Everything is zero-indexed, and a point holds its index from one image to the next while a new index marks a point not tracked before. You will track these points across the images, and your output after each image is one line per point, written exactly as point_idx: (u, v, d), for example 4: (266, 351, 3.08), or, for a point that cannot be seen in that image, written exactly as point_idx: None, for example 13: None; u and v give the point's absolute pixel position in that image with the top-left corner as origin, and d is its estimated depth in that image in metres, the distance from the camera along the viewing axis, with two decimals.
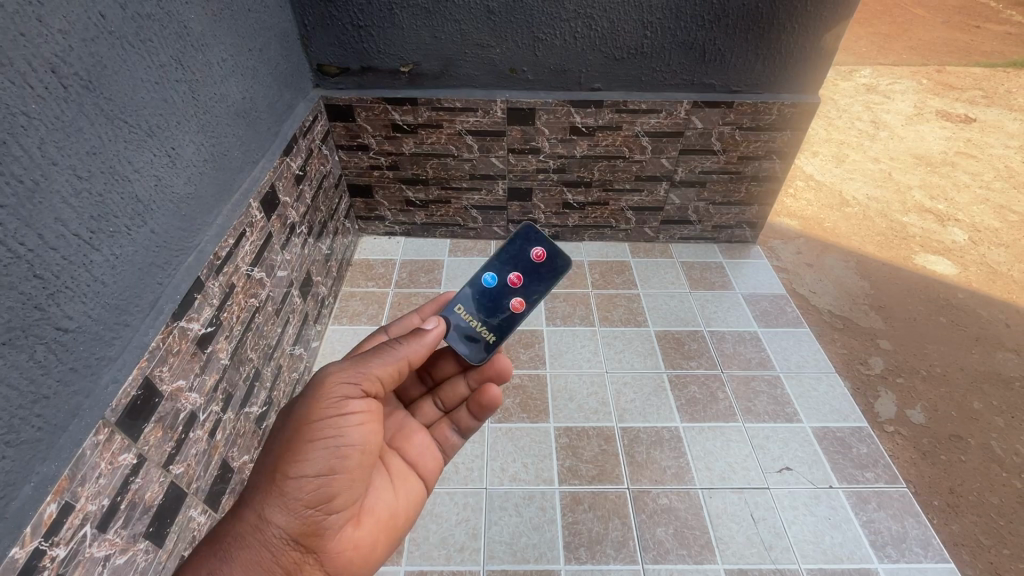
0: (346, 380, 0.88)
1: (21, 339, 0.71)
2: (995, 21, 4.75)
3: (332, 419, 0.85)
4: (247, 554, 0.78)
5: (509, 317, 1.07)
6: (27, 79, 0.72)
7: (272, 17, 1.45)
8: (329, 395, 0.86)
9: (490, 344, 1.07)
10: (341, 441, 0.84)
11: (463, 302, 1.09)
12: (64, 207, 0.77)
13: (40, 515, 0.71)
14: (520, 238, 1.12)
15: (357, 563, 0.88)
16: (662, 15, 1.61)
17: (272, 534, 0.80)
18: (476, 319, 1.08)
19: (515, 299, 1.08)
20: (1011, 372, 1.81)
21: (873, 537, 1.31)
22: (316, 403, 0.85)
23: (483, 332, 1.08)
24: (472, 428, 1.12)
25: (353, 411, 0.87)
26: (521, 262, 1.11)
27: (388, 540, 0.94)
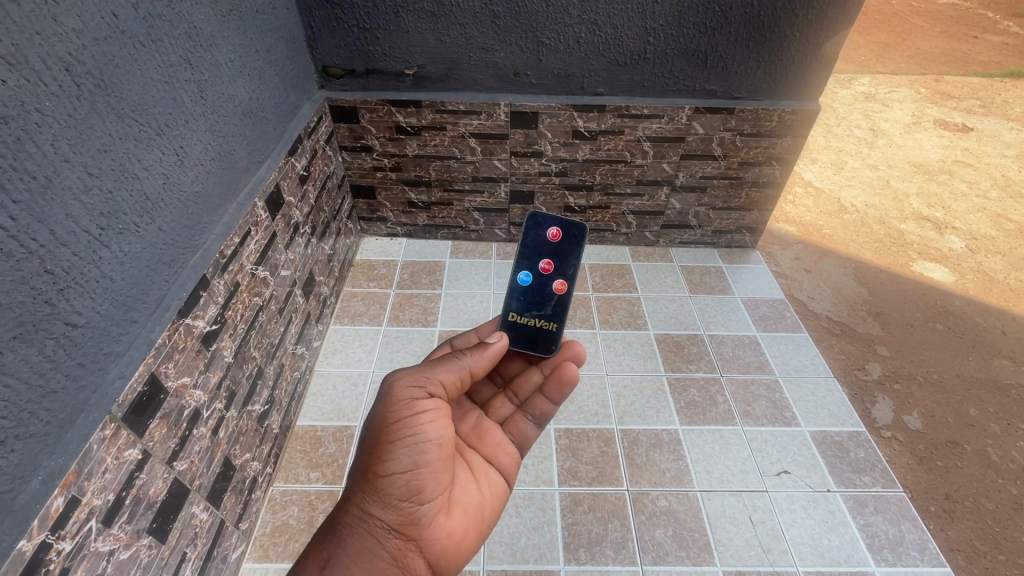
0: (417, 384, 0.93)
1: (32, 333, 0.71)
2: (992, 31, 4.81)
3: (413, 418, 0.89)
4: (357, 546, 0.83)
5: (559, 302, 1.11)
6: (41, 76, 0.73)
7: (279, 18, 1.46)
8: (405, 397, 0.91)
9: (554, 331, 1.12)
10: (422, 438, 0.89)
11: (512, 308, 1.12)
12: (75, 203, 0.78)
13: (47, 509, 0.72)
14: (534, 227, 1.12)
15: (454, 551, 0.91)
16: (664, 21, 1.62)
17: (377, 526, 0.85)
18: (531, 318, 1.12)
19: (556, 283, 1.11)
20: (1007, 379, 1.82)
21: (870, 540, 1.32)
22: (393, 405, 0.90)
23: (544, 325, 1.12)
24: (549, 414, 1.12)
25: (430, 411, 0.91)
26: (543, 250, 1.12)
27: (479, 528, 0.96)
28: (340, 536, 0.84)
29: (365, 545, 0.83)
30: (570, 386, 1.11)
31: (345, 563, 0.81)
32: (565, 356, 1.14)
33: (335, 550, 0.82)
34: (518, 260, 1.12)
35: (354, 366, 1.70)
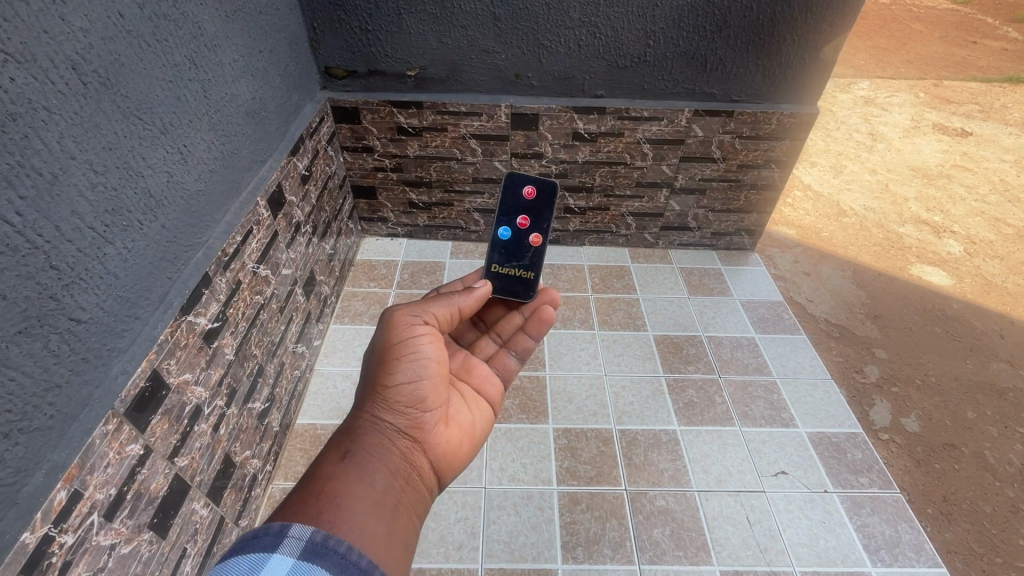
0: (417, 313, 0.96)
1: (37, 328, 0.72)
2: (991, 36, 4.82)
3: (415, 338, 0.91)
4: (367, 447, 0.78)
5: (536, 253, 1.17)
6: (48, 75, 0.74)
7: (282, 19, 1.47)
8: (405, 323, 0.93)
9: (532, 279, 1.18)
10: (427, 353, 0.91)
11: (493, 259, 1.19)
12: (80, 200, 0.79)
13: (50, 502, 0.73)
14: (511, 184, 1.17)
15: (451, 463, 0.90)
16: (664, 24, 1.64)
17: (388, 427, 0.82)
18: (511, 267, 1.18)
19: (532, 236, 1.17)
20: (1005, 382, 1.83)
21: (867, 541, 1.33)
22: (395, 329, 0.91)
23: (522, 275, 1.18)
24: (530, 349, 1.17)
25: (430, 335, 0.93)
26: (520, 205, 1.18)
27: (472, 446, 0.96)
28: (350, 436, 0.79)
29: (378, 444, 0.79)
30: (548, 326, 1.17)
31: (360, 459, 0.75)
32: (542, 302, 1.20)
33: (345, 448, 0.76)
34: (499, 215, 1.18)
35: (354, 365, 1.71)
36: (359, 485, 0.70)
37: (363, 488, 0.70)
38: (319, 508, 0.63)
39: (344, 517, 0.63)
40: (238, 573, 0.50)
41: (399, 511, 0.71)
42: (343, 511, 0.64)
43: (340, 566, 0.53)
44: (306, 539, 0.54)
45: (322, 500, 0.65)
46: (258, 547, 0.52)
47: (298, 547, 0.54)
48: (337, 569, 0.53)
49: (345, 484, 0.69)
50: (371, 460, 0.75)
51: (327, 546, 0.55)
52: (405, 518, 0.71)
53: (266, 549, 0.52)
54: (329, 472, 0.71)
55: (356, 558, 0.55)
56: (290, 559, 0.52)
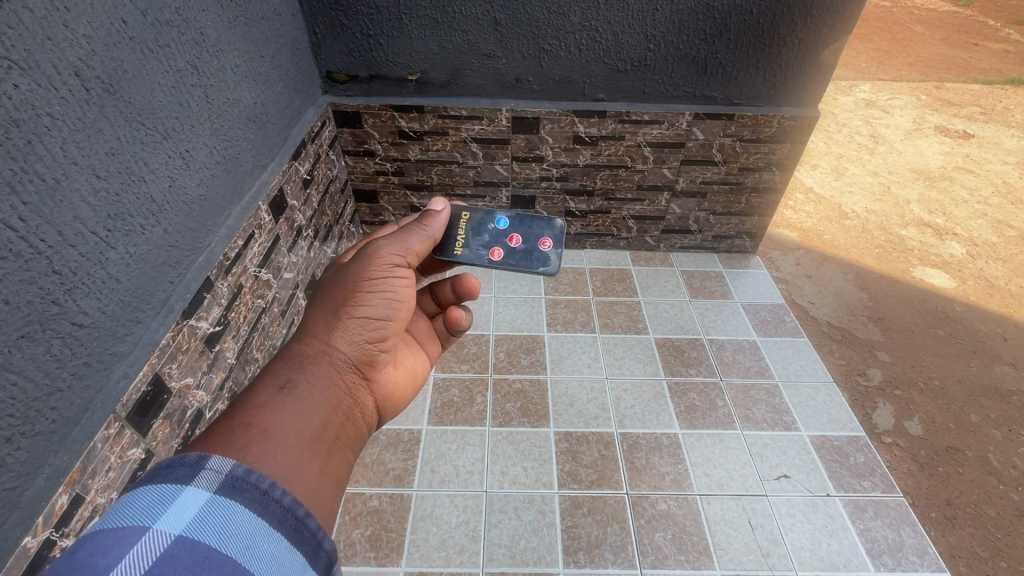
0: (398, 253, 0.89)
1: (39, 333, 0.73)
2: (992, 39, 4.82)
3: (390, 280, 0.86)
4: (317, 376, 0.74)
5: (484, 254, 1.07)
6: (52, 81, 0.74)
7: (284, 25, 1.48)
8: (384, 261, 0.87)
9: (456, 256, 1.07)
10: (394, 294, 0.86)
11: (471, 213, 1.11)
12: (83, 205, 0.79)
13: (51, 506, 0.73)
14: (553, 224, 1.12)
15: (391, 403, 0.89)
16: (664, 28, 1.64)
17: (337, 362, 0.77)
18: (462, 232, 1.09)
19: (498, 248, 1.09)
20: (1008, 386, 1.82)
21: (869, 545, 1.32)
22: (372, 266, 0.85)
23: (457, 243, 1.08)
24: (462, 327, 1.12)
25: (405, 279, 0.88)
26: (528, 232, 1.11)
27: (411, 391, 0.97)
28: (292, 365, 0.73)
29: (324, 377, 0.74)
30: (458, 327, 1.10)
31: (301, 389, 0.70)
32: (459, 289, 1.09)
33: (284, 376, 0.71)
34: (517, 214, 1.13)
35: None
36: (296, 418, 0.65)
37: (300, 422, 0.65)
38: (246, 440, 0.58)
39: (273, 450, 0.59)
40: (143, 506, 0.42)
41: (337, 446, 0.68)
42: (274, 443, 0.60)
43: (263, 505, 0.45)
44: (226, 474, 0.46)
45: (251, 430, 0.60)
46: (168, 478, 0.44)
47: (216, 482, 0.45)
48: (258, 508, 0.45)
49: (279, 415, 0.64)
50: (312, 392, 0.71)
51: (248, 481, 0.46)
52: (340, 454, 0.68)
53: (178, 481, 0.44)
54: (263, 401, 0.65)
55: (280, 496, 0.47)
56: (205, 494, 0.43)
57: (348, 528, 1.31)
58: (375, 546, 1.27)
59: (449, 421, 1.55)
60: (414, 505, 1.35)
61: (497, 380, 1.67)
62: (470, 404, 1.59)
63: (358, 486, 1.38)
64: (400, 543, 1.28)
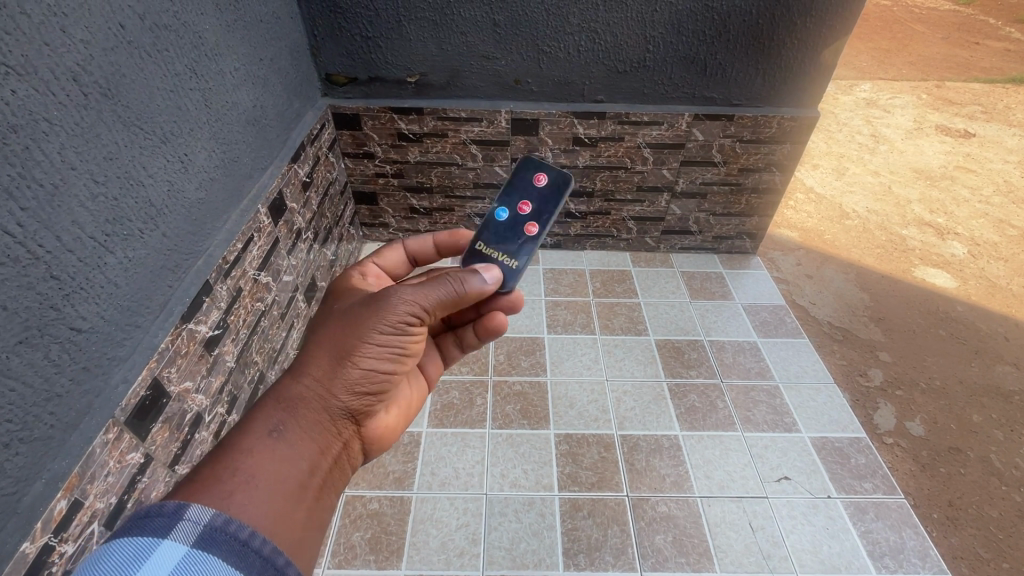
0: (416, 310, 0.82)
1: (37, 338, 0.72)
2: (993, 37, 4.80)
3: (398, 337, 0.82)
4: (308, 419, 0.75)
5: (527, 240, 1.06)
6: (50, 87, 0.74)
7: (283, 27, 1.48)
8: (397, 318, 0.81)
9: (516, 271, 1.04)
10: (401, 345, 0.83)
11: (483, 238, 1.08)
12: (81, 210, 0.79)
13: (50, 511, 0.73)
14: (525, 170, 1.13)
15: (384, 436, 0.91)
16: (663, 29, 1.64)
17: (331, 407, 0.78)
18: (496, 252, 1.06)
19: (528, 225, 1.08)
20: (1010, 386, 1.82)
21: (871, 547, 1.32)
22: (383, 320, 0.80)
23: (506, 259, 1.05)
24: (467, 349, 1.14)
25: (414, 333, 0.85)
26: (524, 190, 1.12)
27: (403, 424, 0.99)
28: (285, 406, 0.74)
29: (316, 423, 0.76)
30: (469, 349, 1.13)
31: (290, 433, 0.72)
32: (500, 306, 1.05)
33: (276, 418, 0.72)
34: (501, 195, 1.12)
35: None
36: (282, 466, 0.68)
37: (285, 470, 0.68)
38: (232, 488, 0.61)
39: (256, 501, 0.62)
40: (122, 557, 0.47)
41: (320, 496, 0.70)
42: (257, 493, 0.63)
43: (240, 556, 0.50)
44: (204, 524, 0.51)
45: (238, 479, 0.63)
46: (147, 529, 0.49)
47: (194, 532, 0.50)
48: (237, 559, 0.50)
49: (265, 462, 0.67)
50: (301, 438, 0.73)
51: (227, 531, 0.52)
52: (324, 501, 0.71)
53: (157, 532, 0.49)
54: (253, 446, 0.68)
55: (258, 546, 0.52)
56: (183, 546, 0.49)
57: (348, 531, 1.30)
58: (375, 549, 1.27)
59: (449, 423, 1.55)
60: (413, 507, 1.35)
61: (497, 382, 1.67)
62: (470, 406, 1.59)
63: (358, 488, 1.38)
64: (400, 546, 1.28)
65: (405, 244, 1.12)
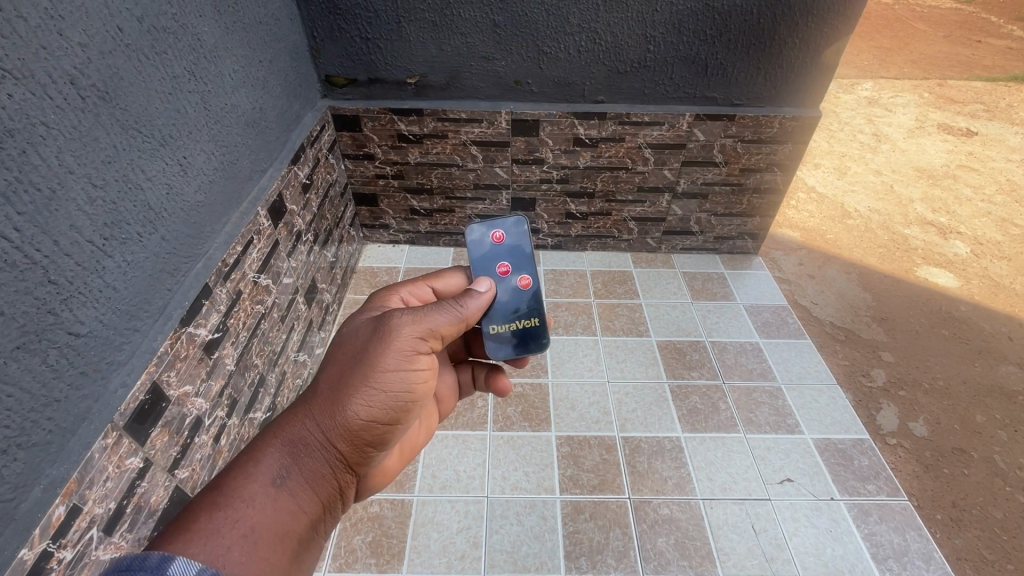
0: (419, 338, 0.85)
1: (35, 343, 0.72)
2: (996, 35, 4.78)
3: (404, 376, 0.84)
4: (312, 465, 0.75)
5: (532, 295, 1.06)
6: (47, 91, 0.74)
7: (282, 29, 1.48)
8: (403, 352, 0.84)
9: (541, 328, 1.07)
10: (405, 392, 0.84)
11: (492, 321, 1.04)
12: (79, 214, 0.79)
13: (49, 517, 0.73)
14: (476, 234, 1.08)
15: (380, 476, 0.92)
16: (664, 29, 1.63)
17: (334, 452, 0.77)
18: (513, 323, 1.05)
19: (521, 280, 1.06)
20: (1013, 386, 1.81)
21: (874, 550, 1.31)
22: (390, 356, 0.83)
23: (527, 322, 1.06)
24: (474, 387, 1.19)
25: (421, 371, 0.87)
26: (493, 255, 1.07)
27: (397, 465, 1.00)
28: (288, 450, 0.74)
29: (319, 469, 0.75)
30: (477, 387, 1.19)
31: (294, 479, 0.72)
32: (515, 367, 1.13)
33: (280, 463, 0.72)
34: (474, 271, 1.07)
35: None
36: (281, 517, 0.68)
37: (284, 519, 0.68)
38: (229, 543, 0.61)
39: (251, 557, 0.61)
40: None
41: (314, 546, 0.71)
42: (252, 549, 0.62)
43: None
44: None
45: (236, 532, 0.62)
46: None
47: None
48: None
49: (263, 512, 0.67)
50: (301, 486, 0.72)
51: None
52: (314, 551, 0.71)
53: None
54: (251, 494, 0.67)
55: None
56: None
57: (348, 535, 1.30)
58: (376, 553, 1.27)
59: (450, 425, 1.54)
60: (414, 511, 1.34)
61: None
62: (471, 408, 1.59)
63: None
64: (400, 550, 1.28)
65: (464, 272, 1.09)
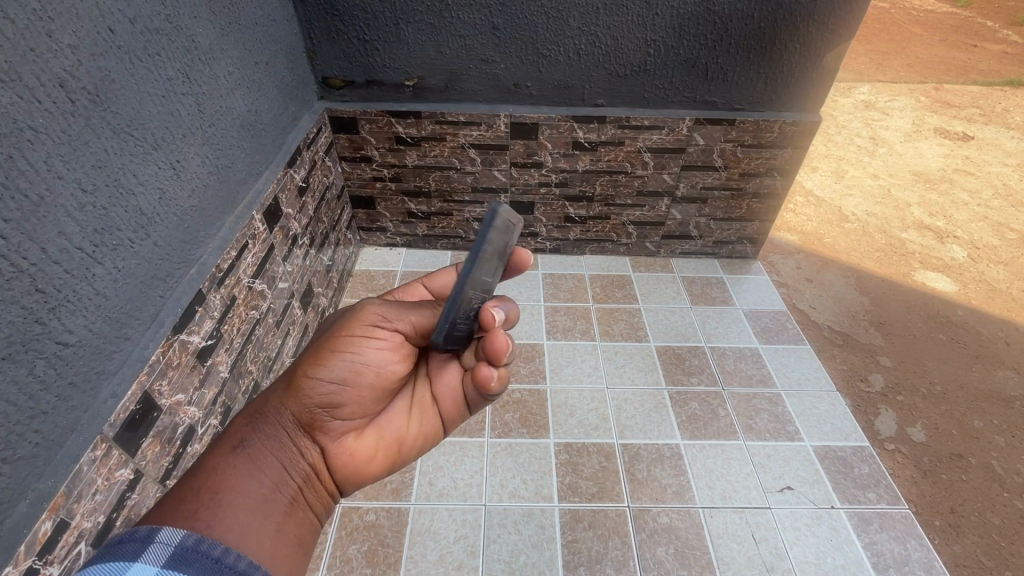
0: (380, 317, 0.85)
1: (22, 354, 0.70)
2: (991, 39, 4.81)
3: (359, 347, 0.83)
4: (267, 435, 0.75)
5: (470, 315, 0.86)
6: (35, 94, 0.72)
7: (279, 30, 1.46)
8: (360, 326, 0.84)
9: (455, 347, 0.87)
10: (365, 360, 0.83)
11: None
12: (68, 220, 0.77)
13: (35, 533, 0.71)
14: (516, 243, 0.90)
15: (366, 465, 0.85)
16: (665, 33, 1.62)
17: (300, 419, 0.78)
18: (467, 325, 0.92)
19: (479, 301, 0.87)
20: (1011, 391, 1.81)
21: (875, 559, 1.30)
22: (347, 328, 0.83)
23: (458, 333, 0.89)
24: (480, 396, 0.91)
25: (379, 343, 0.85)
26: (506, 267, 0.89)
27: (397, 460, 0.89)
28: (251, 420, 0.76)
29: (276, 438, 0.75)
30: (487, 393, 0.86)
31: (252, 448, 0.72)
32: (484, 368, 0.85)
33: (240, 432, 0.74)
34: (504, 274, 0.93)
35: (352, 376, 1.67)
36: (238, 480, 0.68)
37: (241, 484, 0.68)
38: (194, 506, 0.61)
39: (222, 514, 0.62)
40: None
41: (275, 515, 0.68)
42: (217, 508, 0.62)
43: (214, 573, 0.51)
44: (175, 545, 0.51)
45: (201, 497, 0.63)
46: (119, 555, 0.49)
47: (165, 554, 0.50)
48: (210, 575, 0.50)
49: (220, 475, 0.67)
50: (265, 452, 0.73)
51: (199, 551, 0.52)
52: (281, 518, 0.68)
53: (127, 558, 0.49)
54: (218, 462, 0.69)
55: (233, 562, 0.52)
56: (154, 566, 0.48)
57: (344, 544, 1.28)
58: (372, 562, 1.25)
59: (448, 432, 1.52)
60: (411, 520, 1.32)
61: None
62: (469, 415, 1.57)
63: (356, 499, 1.36)
64: (398, 558, 1.26)
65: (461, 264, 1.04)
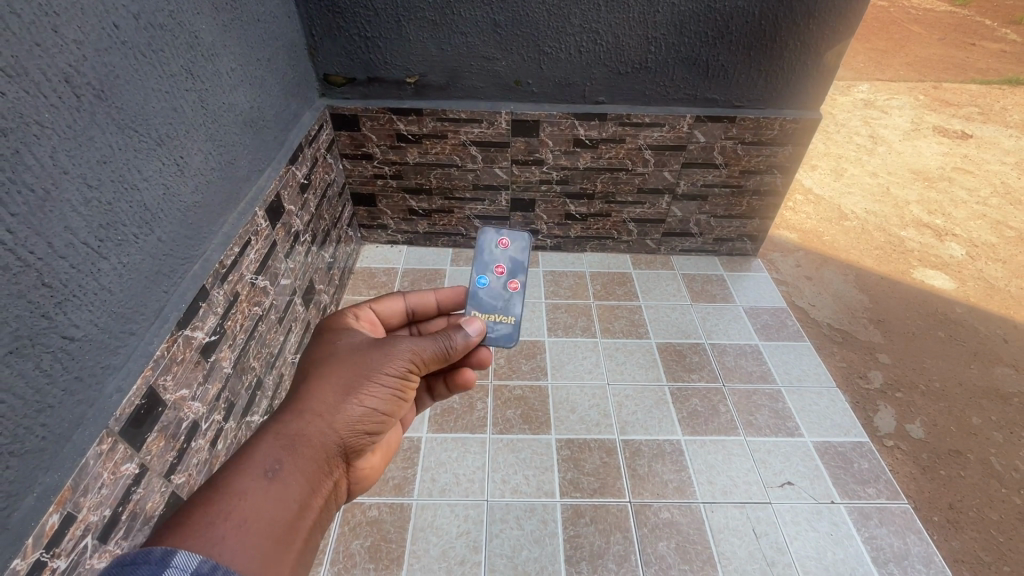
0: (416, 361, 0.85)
1: (29, 348, 0.70)
2: (990, 38, 4.81)
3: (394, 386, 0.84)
4: (303, 461, 0.72)
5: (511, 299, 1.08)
6: (41, 89, 0.72)
7: (281, 28, 1.46)
8: (399, 366, 0.84)
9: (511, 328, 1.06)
10: (397, 399, 0.85)
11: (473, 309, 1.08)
12: (73, 214, 0.77)
13: (42, 526, 0.71)
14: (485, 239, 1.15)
15: (363, 481, 0.89)
16: (666, 30, 1.62)
17: (328, 449, 0.76)
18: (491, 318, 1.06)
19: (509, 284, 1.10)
20: (1010, 388, 1.81)
21: (874, 554, 1.31)
22: (388, 367, 0.83)
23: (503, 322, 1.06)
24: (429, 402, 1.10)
25: (410, 383, 0.87)
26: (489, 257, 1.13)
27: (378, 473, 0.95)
28: (286, 445, 0.72)
29: (311, 465, 0.73)
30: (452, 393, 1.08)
31: (286, 474, 0.70)
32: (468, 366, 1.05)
33: (274, 454, 0.70)
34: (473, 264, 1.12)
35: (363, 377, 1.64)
36: (274, 508, 0.66)
37: (277, 513, 0.66)
38: (223, 534, 0.60)
39: (247, 547, 0.60)
40: None
41: (304, 547, 0.68)
42: (247, 540, 0.61)
43: None
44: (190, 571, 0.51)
45: (230, 525, 0.61)
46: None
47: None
48: None
49: (255, 503, 0.64)
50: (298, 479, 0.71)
51: None
52: (308, 549, 0.68)
53: None
54: (246, 486, 0.65)
55: None
56: None
57: (347, 539, 1.28)
58: (375, 557, 1.26)
59: (449, 428, 1.53)
60: (413, 516, 1.33)
61: (497, 387, 1.65)
62: (470, 411, 1.58)
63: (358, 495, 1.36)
64: (400, 554, 1.26)
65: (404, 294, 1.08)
